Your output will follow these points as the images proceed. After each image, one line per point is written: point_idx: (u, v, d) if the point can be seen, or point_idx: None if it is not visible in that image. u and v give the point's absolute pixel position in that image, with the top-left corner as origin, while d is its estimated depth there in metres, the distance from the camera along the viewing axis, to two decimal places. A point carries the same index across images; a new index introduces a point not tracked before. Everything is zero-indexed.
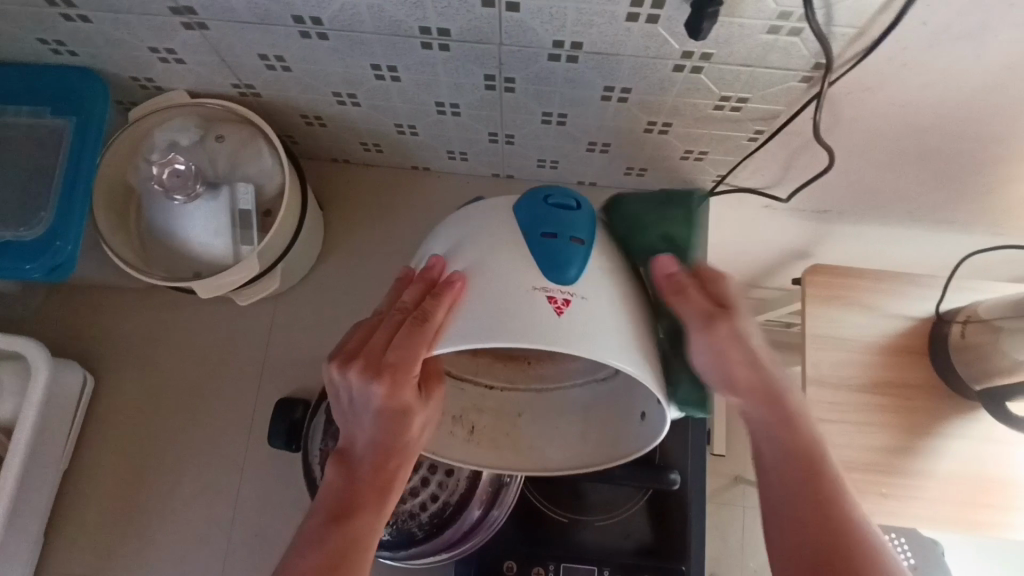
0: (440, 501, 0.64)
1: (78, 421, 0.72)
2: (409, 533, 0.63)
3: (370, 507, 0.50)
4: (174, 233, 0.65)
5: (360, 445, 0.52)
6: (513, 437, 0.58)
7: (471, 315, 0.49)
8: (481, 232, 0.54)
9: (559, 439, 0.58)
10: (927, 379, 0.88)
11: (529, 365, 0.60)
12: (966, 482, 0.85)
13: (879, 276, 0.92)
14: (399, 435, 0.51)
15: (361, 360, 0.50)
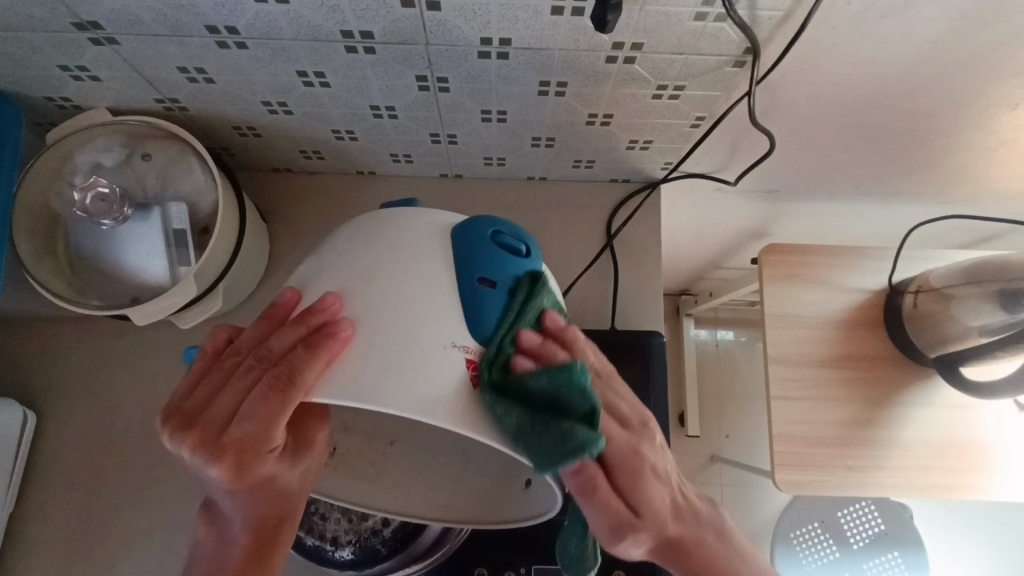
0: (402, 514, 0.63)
1: (22, 461, 0.69)
2: (373, 549, 0.62)
3: (249, 566, 0.52)
4: (106, 261, 0.62)
5: (229, 503, 0.51)
6: (385, 474, 0.53)
7: (348, 380, 0.41)
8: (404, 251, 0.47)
9: (441, 472, 0.54)
10: (886, 350, 0.90)
11: None
12: (927, 448, 0.87)
13: (833, 251, 0.93)
14: (269, 497, 0.51)
15: (197, 433, 0.43)
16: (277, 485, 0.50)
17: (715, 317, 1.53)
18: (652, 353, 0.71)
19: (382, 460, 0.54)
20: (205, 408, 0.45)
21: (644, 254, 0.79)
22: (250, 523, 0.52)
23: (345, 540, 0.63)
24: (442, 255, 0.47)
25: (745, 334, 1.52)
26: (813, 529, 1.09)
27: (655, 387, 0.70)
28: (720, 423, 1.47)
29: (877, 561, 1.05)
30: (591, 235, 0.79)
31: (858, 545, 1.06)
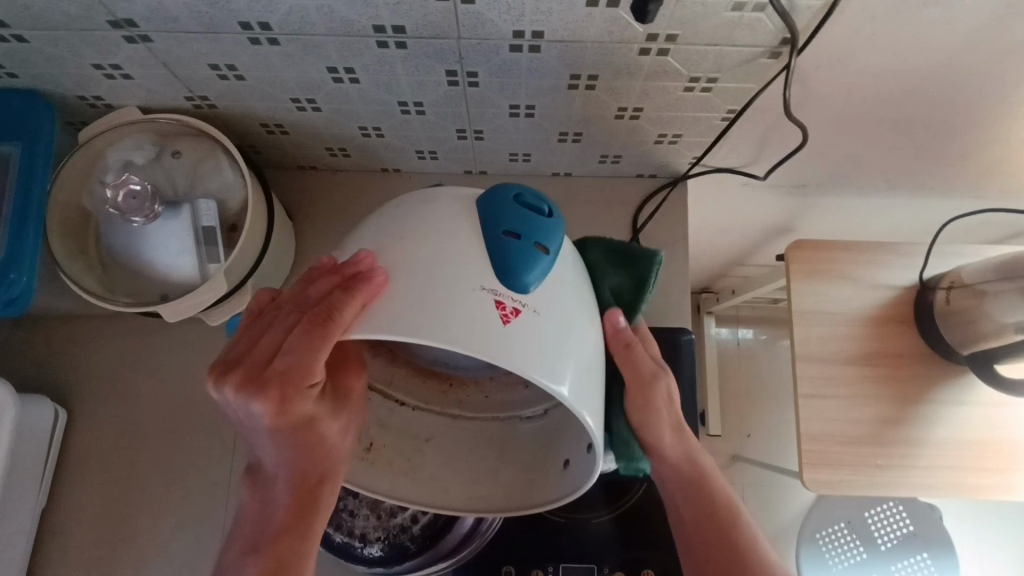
0: (430, 512, 0.64)
1: (52, 458, 0.69)
2: (402, 546, 0.63)
3: (293, 532, 0.49)
4: (137, 258, 0.62)
5: (272, 464, 0.49)
6: (417, 467, 0.53)
7: (390, 316, 0.41)
8: (443, 208, 0.47)
9: (478, 466, 0.53)
10: (916, 347, 0.88)
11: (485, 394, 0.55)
12: (959, 447, 0.85)
13: (863, 247, 0.91)
14: (310, 456, 0.48)
15: (241, 373, 0.43)
16: (322, 443, 0.49)
17: (736, 316, 1.52)
18: (681, 349, 0.70)
19: (418, 456, 0.53)
20: (247, 354, 0.44)
21: (670, 251, 0.78)
22: (295, 488, 0.49)
23: (373, 537, 0.63)
24: (465, 219, 0.46)
25: (766, 332, 1.50)
26: (840, 530, 1.07)
27: (683, 383, 0.69)
28: (742, 422, 1.45)
29: (904, 562, 1.04)
30: (617, 231, 0.78)
31: (886, 546, 1.04)
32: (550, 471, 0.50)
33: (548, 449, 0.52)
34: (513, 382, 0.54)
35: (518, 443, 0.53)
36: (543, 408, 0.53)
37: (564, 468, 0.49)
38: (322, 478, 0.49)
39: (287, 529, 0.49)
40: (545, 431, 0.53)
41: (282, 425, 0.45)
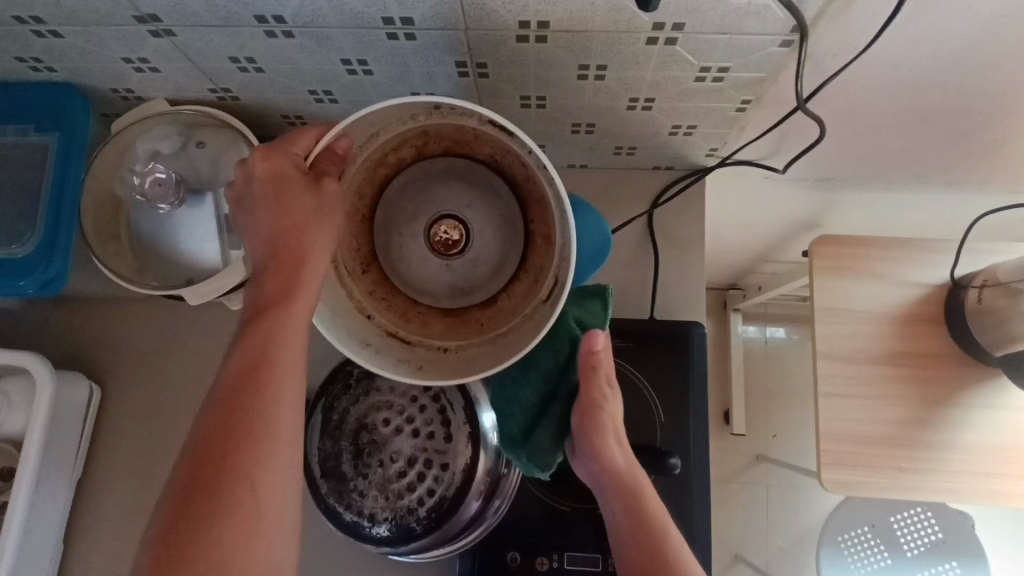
0: (437, 495, 0.62)
1: (88, 433, 0.74)
2: (409, 528, 0.62)
3: (277, 309, 0.46)
4: (163, 243, 0.66)
5: (260, 250, 0.49)
6: (460, 367, 0.54)
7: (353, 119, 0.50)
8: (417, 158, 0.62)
9: (512, 335, 0.54)
10: (946, 347, 0.85)
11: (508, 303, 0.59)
12: (987, 451, 0.82)
13: (891, 243, 0.88)
14: (294, 233, 0.49)
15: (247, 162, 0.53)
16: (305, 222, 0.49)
17: (765, 313, 1.48)
18: (692, 343, 0.69)
19: (468, 365, 0.54)
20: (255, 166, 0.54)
21: (686, 244, 0.77)
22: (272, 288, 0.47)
23: (380, 517, 0.62)
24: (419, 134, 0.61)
25: (796, 330, 1.46)
26: (863, 533, 1.03)
27: (694, 376, 0.69)
28: (767, 422, 1.43)
29: (930, 570, 1.00)
30: (632, 223, 0.78)
31: (912, 553, 1.01)
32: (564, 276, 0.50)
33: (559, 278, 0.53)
34: (529, 283, 0.58)
35: (546, 304, 0.53)
36: (554, 278, 0.53)
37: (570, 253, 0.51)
38: (298, 265, 0.48)
39: (249, 368, 0.44)
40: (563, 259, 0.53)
41: (265, 181, 0.50)
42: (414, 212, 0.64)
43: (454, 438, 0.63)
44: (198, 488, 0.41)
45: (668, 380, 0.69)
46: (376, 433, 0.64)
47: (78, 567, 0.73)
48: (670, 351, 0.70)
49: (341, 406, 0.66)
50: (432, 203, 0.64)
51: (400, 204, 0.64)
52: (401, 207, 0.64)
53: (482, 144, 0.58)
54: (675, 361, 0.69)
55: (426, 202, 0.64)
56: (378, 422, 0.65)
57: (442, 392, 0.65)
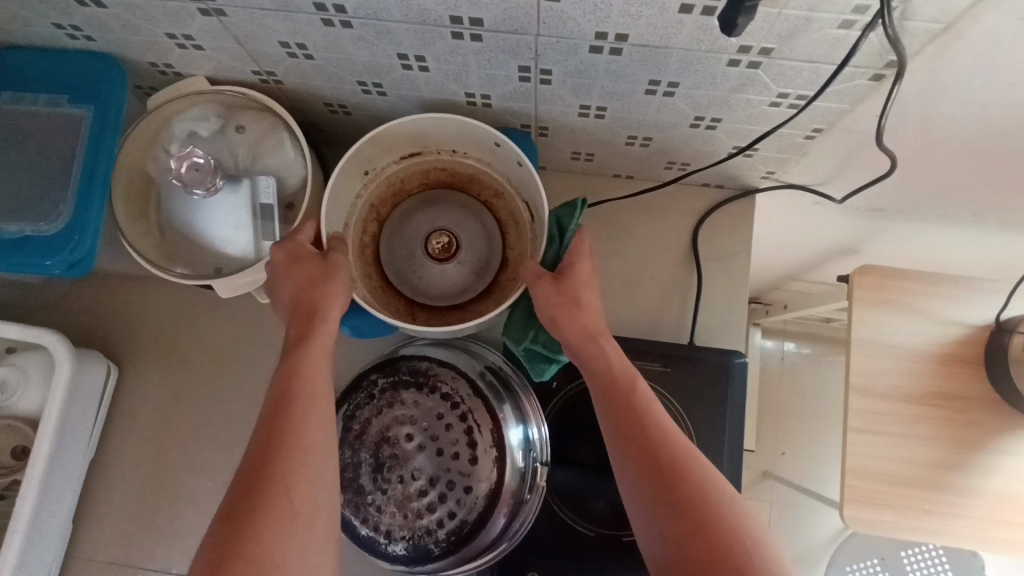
0: (457, 518, 0.58)
1: (102, 413, 0.72)
2: (426, 549, 0.58)
3: (303, 351, 0.49)
4: (194, 230, 0.63)
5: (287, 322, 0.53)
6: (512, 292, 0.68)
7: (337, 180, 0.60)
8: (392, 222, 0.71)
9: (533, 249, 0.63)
10: (982, 391, 0.83)
11: (512, 250, 0.68)
12: (1014, 499, 0.80)
13: (936, 280, 0.85)
14: (311, 291, 0.53)
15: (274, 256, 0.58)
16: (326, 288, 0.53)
17: (784, 330, 1.46)
18: (731, 373, 0.67)
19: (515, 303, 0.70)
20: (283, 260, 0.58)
21: (729, 268, 0.74)
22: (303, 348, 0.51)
23: (397, 535, 0.58)
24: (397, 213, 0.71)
25: (813, 349, 1.44)
26: (872, 566, 1.05)
27: (730, 407, 0.67)
28: (777, 440, 1.41)
29: None
30: (675, 242, 0.75)
31: None
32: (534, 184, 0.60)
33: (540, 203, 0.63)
34: (521, 235, 0.68)
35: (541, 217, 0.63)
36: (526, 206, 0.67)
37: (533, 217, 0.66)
38: (316, 317, 0.52)
39: (280, 402, 0.46)
40: (533, 189, 0.63)
41: (282, 258, 0.55)
42: (409, 256, 0.70)
43: (479, 461, 0.59)
44: (241, 498, 0.42)
45: (703, 410, 0.67)
46: (398, 447, 0.60)
47: (85, 549, 0.72)
48: (708, 380, 0.67)
49: (362, 415, 0.62)
50: (413, 241, 0.70)
51: (398, 266, 0.70)
52: (398, 262, 0.70)
53: (411, 182, 0.71)
54: (711, 390, 0.67)
55: (408, 249, 0.70)
56: (400, 436, 0.60)
57: (470, 411, 0.60)
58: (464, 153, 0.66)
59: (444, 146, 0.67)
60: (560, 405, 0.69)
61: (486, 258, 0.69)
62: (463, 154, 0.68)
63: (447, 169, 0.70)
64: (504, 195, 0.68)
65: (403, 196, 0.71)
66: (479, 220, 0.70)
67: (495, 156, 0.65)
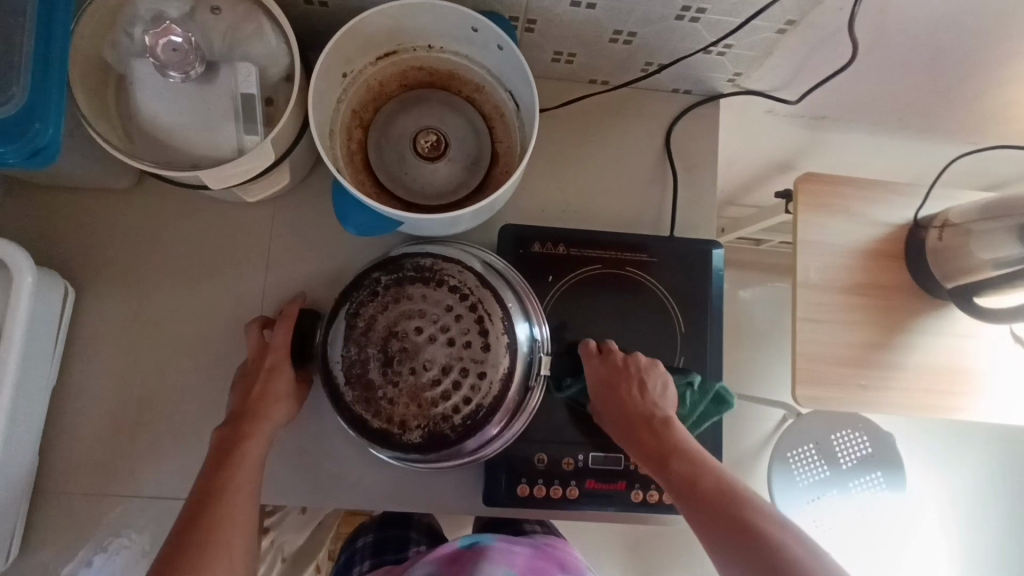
0: (473, 402, 0.60)
1: (61, 337, 0.66)
2: (442, 435, 0.59)
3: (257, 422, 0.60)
4: (169, 120, 0.58)
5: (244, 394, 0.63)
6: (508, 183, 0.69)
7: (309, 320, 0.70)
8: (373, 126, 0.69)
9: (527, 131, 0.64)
10: (905, 281, 0.94)
11: (499, 143, 0.69)
12: (932, 372, 0.93)
13: (864, 184, 0.96)
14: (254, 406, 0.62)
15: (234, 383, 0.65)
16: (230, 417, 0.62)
17: None
18: (710, 260, 0.71)
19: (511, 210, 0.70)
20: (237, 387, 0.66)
21: (701, 169, 0.79)
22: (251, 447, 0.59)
23: (413, 424, 0.59)
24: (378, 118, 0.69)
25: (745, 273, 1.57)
26: (808, 450, 1.14)
27: (713, 292, 0.71)
28: None
29: (860, 480, 1.14)
30: (650, 145, 0.79)
31: (846, 466, 1.14)
32: (523, 66, 0.61)
33: (525, 85, 0.64)
34: (506, 125, 0.69)
35: (528, 98, 0.64)
36: (509, 98, 0.68)
37: (518, 108, 0.68)
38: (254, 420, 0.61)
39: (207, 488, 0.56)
40: (518, 73, 0.63)
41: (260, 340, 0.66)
42: (398, 159, 0.68)
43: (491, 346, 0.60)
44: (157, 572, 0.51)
45: (688, 295, 0.71)
46: (408, 339, 0.60)
47: (57, 483, 0.67)
48: (691, 268, 0.71)
49: (367, 312, 0.61)
50: (400, 145, 0.68)
51: (389, 169, 0.68)
52: (389, 166, 0.68)
53: (389, 85, 0.69)
54: (695, 277, 0.71)
55: (396, 151, 0.68)
56: (409, 330, 0.60)
57: (480, 301, 0.61)
58: (442, 46, 0.66)
59: (421, 42, 0.66)
60: (558, 298, 0.70)
61: (474, 150, 0.69)
62: (441, 49, 0.67)
63: (425, 68, 0.69)
64: (487, 89, 0.69)
65: (382, 103, 0.70)
66: (465, 116, 0.70)
67: (474, 45, 0.65)
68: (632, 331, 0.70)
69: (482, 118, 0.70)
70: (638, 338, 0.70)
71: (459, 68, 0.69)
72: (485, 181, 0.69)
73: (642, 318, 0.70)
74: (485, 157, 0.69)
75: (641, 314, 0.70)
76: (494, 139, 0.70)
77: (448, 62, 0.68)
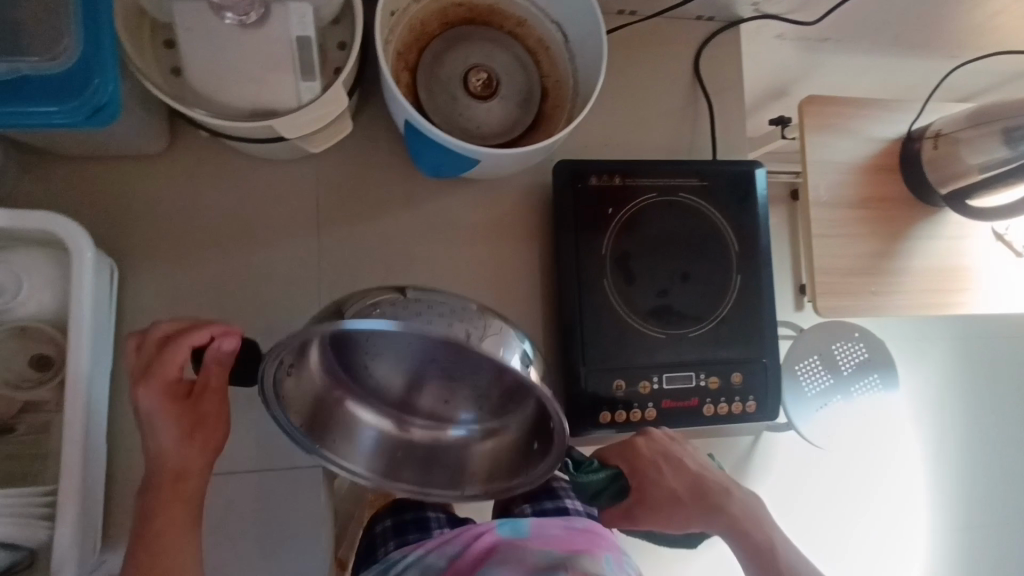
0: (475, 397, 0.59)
1: (114, 315, 0.63)
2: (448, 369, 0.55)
3: (180, 494, 0.53)
4: (224, 68, 0.55)
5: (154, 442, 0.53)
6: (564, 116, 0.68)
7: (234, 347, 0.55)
8: (419, 66, 0.66)
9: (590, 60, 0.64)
10: (901, 193, 1.01)
11: (547, 78, 0.69)
12: (931, 272, 1.01)
13: (860, 104, 1.01)
14: (167, 462, 0.53)
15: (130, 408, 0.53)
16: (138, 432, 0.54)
17: None
18: (754, 180, 0.74)
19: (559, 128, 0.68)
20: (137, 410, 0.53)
21: (730, 95, 0.80)
22: (163, 491, 0.52)
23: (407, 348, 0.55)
24: (424, 58, 0.67)
25: None
26: (813, 361, 1.22)
27: (760, 211, 0.74)
28: None
29: (860, 382, 1.23)
30: (681, 75, 0.79)
31: (847, 371, 1.23)
32: None
33: (580, 12, 0.64)
34: (553, 60, 0.69)
35: (583, 25, 0.65)
36: (553, 32, 0.68)
37: (566, 39, 0.68)
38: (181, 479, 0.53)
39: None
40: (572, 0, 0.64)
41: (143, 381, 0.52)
42: (451, 98, 0.66)
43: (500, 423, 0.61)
44: None
45: (737, 217, 0.73)
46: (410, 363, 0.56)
47: (126, 470, 0.64)
48: (738, 190, 0.74)
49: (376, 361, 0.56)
50: (450, 83, 0.66)
51: (443, 111, 0.66)
52: (442, 106, 0.66)
53: (431, 25, 0.67)
54: (742, 197, 0.74)
55: (448, 90, 0.66)
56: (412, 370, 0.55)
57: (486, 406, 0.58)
58: None
59: None
60: (617, 229, 0.71)
61: (525, 86, 0.68)
62: None
63: (466, 5, 0.68)
64: (530, 23, 0.68)
65: (424, 43, 0.67)
66: (511, 53, 0.68)
67: None
68: (691, 254, 0.72)
69: (527, 53, 0.69)
70: (697, 261, 0.72)
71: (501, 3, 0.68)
72: (538, 118, 0.69)
73: (697, 240, 0.72)
74: (536, 92, 0.69)
75: (697, 237, 0.72)
76: (541, 75, 0.70)
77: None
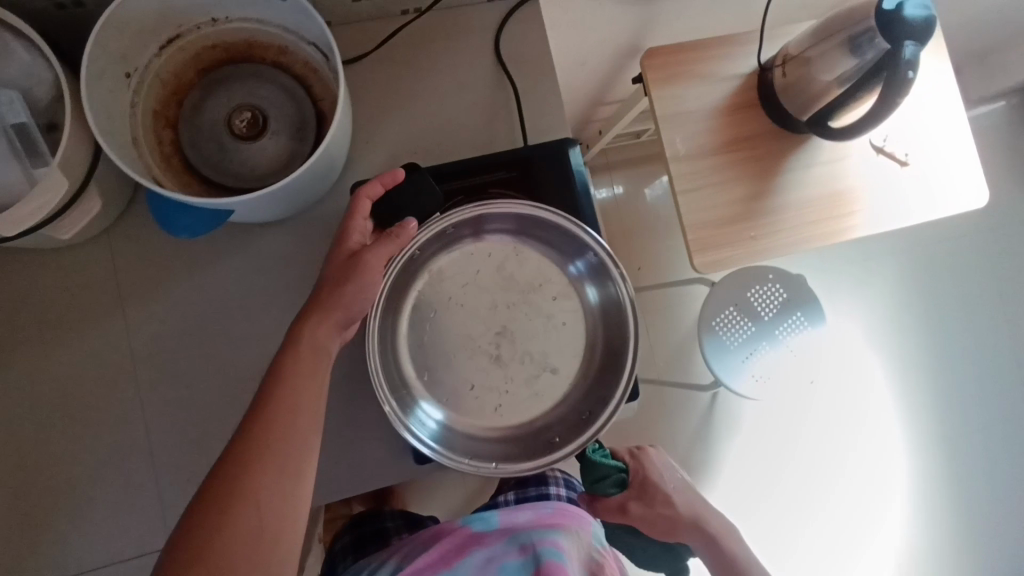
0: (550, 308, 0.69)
1: None
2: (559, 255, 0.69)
3: (297, 376, 0.56)
4: None
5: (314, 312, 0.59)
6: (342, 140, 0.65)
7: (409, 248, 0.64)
8: (181, 121, 0.64)
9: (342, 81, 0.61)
10: (766, 127, 0.97)
11: (322, 102, 0.66)
12: (814, 203, 0.97)
13: (706, 46, 0.97)
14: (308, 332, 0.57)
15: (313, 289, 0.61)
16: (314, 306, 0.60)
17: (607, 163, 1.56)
18: (567, 160, 0.71)
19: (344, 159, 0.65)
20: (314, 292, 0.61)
21: (539, 71, 0.76)
22: (293, 384, 0.55)
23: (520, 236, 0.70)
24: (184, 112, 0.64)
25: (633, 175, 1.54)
26: (730, 313, 1.20)
27: (580, 191, 0.71)
28: (633, 256, 1.49)
29: (784, 322, 1.19)
30: (482, 62, 0.76)
31: (768, 316, 1.20)
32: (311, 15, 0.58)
33: (322, 33, 0.60)
34: (324, 82, 0.66)
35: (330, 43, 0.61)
36: (317, 54, 0.65)
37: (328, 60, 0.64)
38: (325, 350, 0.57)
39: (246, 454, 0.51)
40: (311, 23, 0.60)
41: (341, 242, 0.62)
42: (218, 146, 0.63)
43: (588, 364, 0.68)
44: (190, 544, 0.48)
45: (556, 202, 0.70)
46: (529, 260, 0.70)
47: None
48: (552, 173, 0.71)
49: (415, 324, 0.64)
50: (215, 131, 0.63)
51: (211, 162, 0.63)
52: (209, 157, 0.63)
53: (187, 76, 0.64)
54: (557, 180, 0.71)
55: (213, 138, 0.63)
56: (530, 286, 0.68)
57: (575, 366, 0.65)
58: (226, 16, 0.62)
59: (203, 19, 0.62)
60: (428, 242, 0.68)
61: (299, 115, 0.65)
62: (227, 20, 0.63)
63: (219, 46, 0.64)
64: (290, 49, 0.65)
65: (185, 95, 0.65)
66: (276, 83, 0.65)
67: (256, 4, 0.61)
68: None
69: (297, 80, 0.66)
70: None
71: (255, 38, 0.65)
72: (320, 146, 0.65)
73: None
74: (311, 119, 0.65)
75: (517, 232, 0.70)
76: (316, 100, 0.66)
77: (242, 35, 0.64)
